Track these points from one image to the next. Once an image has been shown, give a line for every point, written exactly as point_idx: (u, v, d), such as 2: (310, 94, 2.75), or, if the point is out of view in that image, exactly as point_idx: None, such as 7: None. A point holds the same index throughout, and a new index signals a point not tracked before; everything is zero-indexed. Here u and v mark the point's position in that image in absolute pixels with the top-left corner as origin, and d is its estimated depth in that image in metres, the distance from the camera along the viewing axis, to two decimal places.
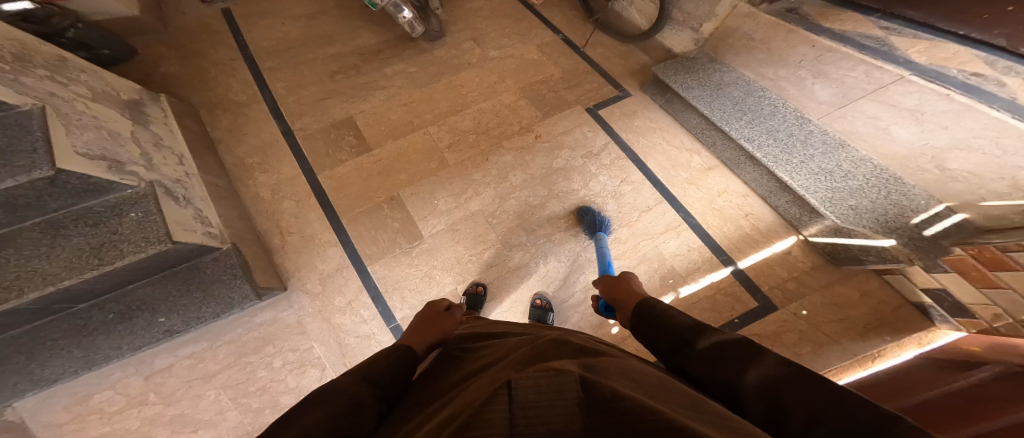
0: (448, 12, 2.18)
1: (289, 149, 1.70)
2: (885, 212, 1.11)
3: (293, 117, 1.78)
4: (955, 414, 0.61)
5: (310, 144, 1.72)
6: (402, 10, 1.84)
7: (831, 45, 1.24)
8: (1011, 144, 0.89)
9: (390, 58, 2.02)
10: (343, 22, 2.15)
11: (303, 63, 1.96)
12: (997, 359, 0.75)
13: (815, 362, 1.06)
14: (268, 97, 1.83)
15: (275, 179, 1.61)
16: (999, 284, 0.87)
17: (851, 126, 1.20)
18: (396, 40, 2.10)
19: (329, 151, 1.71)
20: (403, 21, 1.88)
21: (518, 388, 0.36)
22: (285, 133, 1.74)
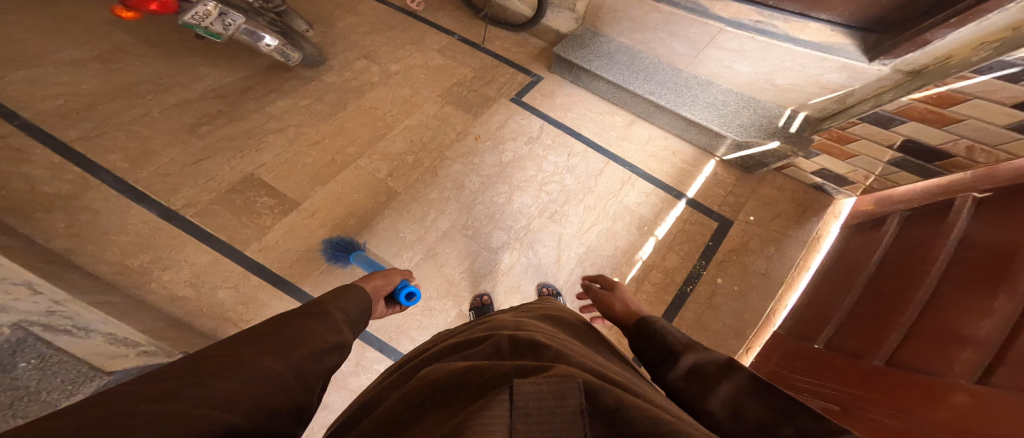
0: (321, 33, 2.00)
1: (186, 231, 1.37)
2: (762, 124, 1.44)
3: (167, 195, 1.42)
4: (909, 259, 1.00)
5: (214, 220, 1.41)
6: (263, 37, 1.60)
7: (671, 10, 1.44)
8: (803, 63, 1.33)
9: (269, 95, 1.76)
10: (176, 62, 1.76)
11: (143, 124, 1.54)
12: (891, 210, 1.22)
13: (781, 256, 1.33)
14: (108, 177, 1.40)
15: (190, 270, 1.31)
16: (853, 154, 1.32)
17: (708, 69, 1.52)
18: (268, 75, 1.83)
19: (244, 219, 1.44)
20: (268, 50, 1.64)
21: (520, 393, 0.33)
22: (168, 216, 1.38)
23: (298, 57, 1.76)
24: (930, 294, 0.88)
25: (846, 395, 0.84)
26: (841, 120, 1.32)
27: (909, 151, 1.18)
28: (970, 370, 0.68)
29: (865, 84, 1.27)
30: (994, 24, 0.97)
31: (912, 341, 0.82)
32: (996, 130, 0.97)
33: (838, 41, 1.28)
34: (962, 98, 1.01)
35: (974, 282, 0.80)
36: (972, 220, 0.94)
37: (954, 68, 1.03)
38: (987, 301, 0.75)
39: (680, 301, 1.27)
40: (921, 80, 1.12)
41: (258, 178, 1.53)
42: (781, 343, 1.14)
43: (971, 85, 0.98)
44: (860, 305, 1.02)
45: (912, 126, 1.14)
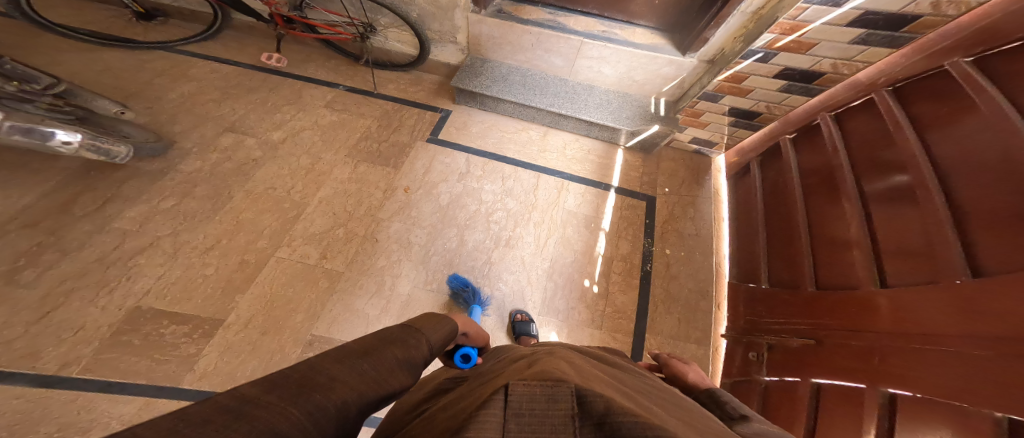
0: (157, 112, 1.65)
1: (88, 389, 1.07)
2: (642, 112, 1.68)
3: (29, 361, 1.08)
4: (781, 196, 1.33)
5: (118, 367, 1.11)
6: (54, 134, 1.21)
7: (539, 31, 1.54)
8: (642, 62, 1.56)
9: (107, 206, 1.38)
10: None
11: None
12: (748, 158, 1.58)
13: (698, 213, 1.63)
14: None
15: (121, 421, 1.05)
16: (706, 123, 1.65)
17: (584, 76, 1.69)
18: (93, 180, 1.41)
19: (158, 356, 1.15)
20: (65, 148, 1.24)
21: (515, 391, 0.35)
22: (49, 382, 1.06)
23: (126, 150, 1.39)
24: (806, 218, 1.20)
25: (807, 325, 1.06)
26: (686, 101, 1.61)
27: (736, 114, 1.54)
28: (866, 271, 0.96)
29: (688, 72, 1.57)
30: (735, 25, 1.34)
31: (818, 262, 1.11)
32: (774, 93, 1.38)
33: (658, 41, 1.55)
34: (744, 76, 1.38)
35: (828, 206, 1.13)
36: (799, 157, 1.31)
37: (730, 55, 1.38)
38: (841, 212, 1.08)
39: (646, 280, 1.46)
40: (717, 66, 1.45)
41: (151, 308, 1.22)
42: (738, 292, 1.38)
43: (744, 67, 1.35)
44: (768, 242, 1.33)
45: (729, 98, 1.49)
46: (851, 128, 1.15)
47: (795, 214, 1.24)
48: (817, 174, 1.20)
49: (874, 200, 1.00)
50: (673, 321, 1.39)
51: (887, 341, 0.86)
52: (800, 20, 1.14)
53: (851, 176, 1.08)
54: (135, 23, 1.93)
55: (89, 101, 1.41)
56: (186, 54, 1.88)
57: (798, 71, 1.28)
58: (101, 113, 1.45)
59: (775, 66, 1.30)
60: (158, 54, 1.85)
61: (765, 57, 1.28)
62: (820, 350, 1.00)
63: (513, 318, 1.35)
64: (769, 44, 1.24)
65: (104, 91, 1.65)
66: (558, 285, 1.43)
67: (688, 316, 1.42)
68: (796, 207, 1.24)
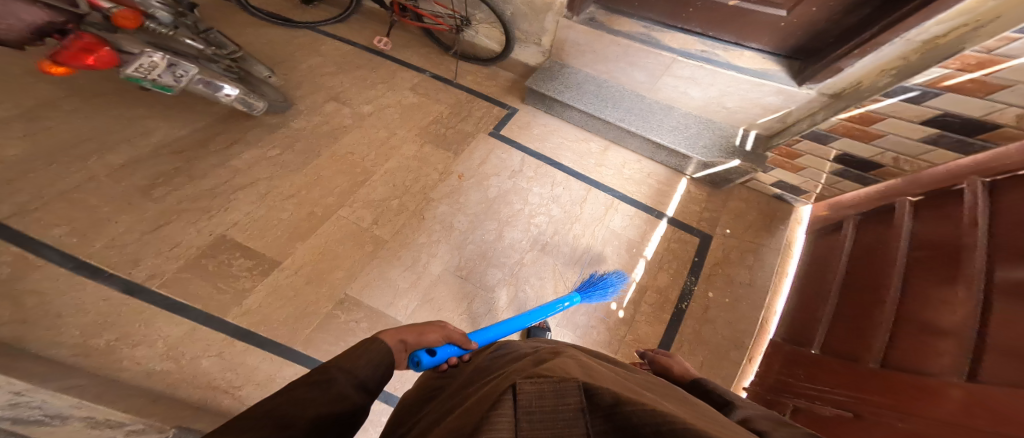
0: (285, 77, 1.94)
1: (155, 304, 1.26)
2: (723, 144, 1.55)
3: (127, 267, 1.31)
4: (871, 262, 1.12)
5: (186, 289, 1.31)
6: (223, 88, 1.49)
7: (629, 43, 1.51)
8: (746, 88, 1.44)
9: (233, 147, 1.66)
10: (119, 115, 1.62)
11: (88, 192, 1.40)
12: (843, 215, 1.37)
13: (761, 264, 1.45)
14: (56, 255, 1.26)
15: (164, 344, 1.20)
16: (802, 167, 1.46)
17: (666, 95, 1.61)
18: (226, 126, 1.72)
19: (220, 285, 1.35)
20: (228, 100, 1.53)
21: (522, 392, 0.32)
22: (131, 289, 1.27)
23: (262, 106, 1.67)
24: (898, 293, 0.99)
25: (851, 397, 0.91)
26: (786, 138, 1.46)
27: (848, 161, 1.33)
28: (954, 362, 0.77)
29: (800, 106, 1.40)
30: (889, 55, 1.12)
31: (895, 339, 0.93)
32: (913, 143, 1.14)
33: (770, 67, 1.41)
34: (879, 117, 1.17)
35: (931, 280, 0.92)
36: (913, 225, 1.07)
37: (867, 91, 1.19)
38: (948, 294, 0.86)
39: (677, 318, 1.34)
40: (844, 102, 1.27)
41: (231, 238, 1.45)
42: (778, 351, 1.24)
43: (883, 107, 1.15)
44: (839, 308, 1.13)
45: (844, 141, 1.30)
46: (1006, 202, 0.86)
47: (887, 283, 1.03)
48: (930, 246, 0.98)
49: (998, 286, 0.77)
50: (693, 363, 1.26)
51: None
52: (996, 54, 0.90)
53: (983, 255, 0.84)
54: (297, 7, 2.28)
55: (250, 66, 1.72)
56: (323, 34, 2.18)
57: (962, 119, 1.01)
58: (254, 73, 1.74)
59: (928, 109, 1.06)
60: (307, 33, 2.17)
61: (920, 97, 1.06)
62: (854, 426, 0.86)
63: (530, 324, 1.32)
64: (933, 82, 1.02)
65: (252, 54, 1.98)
66: (584, 301, 1.37)
67: (713, 361, 1.28)
68: (889, 277, 1.03)
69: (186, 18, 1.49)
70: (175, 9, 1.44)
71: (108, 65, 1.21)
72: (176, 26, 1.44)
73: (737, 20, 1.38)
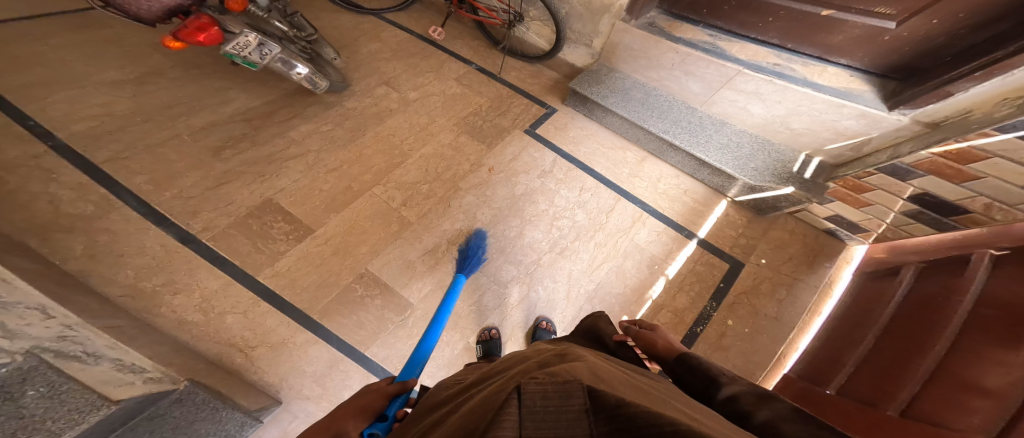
0: (347, 59, 2.06)
1: (201, 255, 1.39)
2: (776, 168, 1.43)
3: (186, 218, 1.45)
4: (921, 311, 0.97)
5: (230, 244, 1.44)
6: (295, 66, 1.61)
7: (688, 51, 1.43)
8: (820, 108, 1.32)
9: (292, 120, 1.80)
10: (200, 83, 1.80)
11: (168, 148, 1.58)
12: (906, 261, 1.19)
13: (795, 302, 1.33)
14: (132, 199, 1.42)
15: (200, 295, 1.32)
16: (867, 202, 1.31)
17: (723, 109, 1.53)
18: (296, 101, 1.86)
19: (259, 244, 1.46)
20: (299, 78, 1.65)
21: (527, 393, 0.34)
22: (185, 239, 1.41)
23: (325, 86, 1.77)
24: (947, 347, 0.85)
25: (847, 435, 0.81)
26: (858, 169, 1.32)
27: (925, 204, 1.16)
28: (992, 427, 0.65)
29: (883, 134, 1.26)
30: (1017, 81, 0.94)
31: (930, 394, 0.79)
32: (1016, 191, 0.94)
33: (857, 86, 1.28)
34: (984, 155, 0.99)
35: (993, 339, 0.77)
36: (987, 283, 0.89)
37: (974, 123, 1.01)
38: (1009, 354, 0.72)
39: (689, 341, 1.26)
40: (942, 133, 1.10)
41: (276, 202, 1.57)
42: (790, 386, 1.11)
43: (993, 142, 0.96)
44: (872, 354, 1.00)
45: (926, 179, 1.14)
46: None
47: (936, 336, 0.88)
48: (999, 302, 0.82)
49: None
50: None
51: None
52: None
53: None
54: None
55: (321, 48, 1.85)
56: (386, 21, 2.28)
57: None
58: (323, 55, 1.86)
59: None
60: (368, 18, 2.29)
61: None
62: None
63: (536, 325, 1.31)
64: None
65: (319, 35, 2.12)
66: (594, 311, 1.34)
67: None
68: (941, 329, 0.88)
69: (279, 3, 1.66)
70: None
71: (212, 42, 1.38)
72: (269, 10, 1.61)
73: (824, 33, 1.25)
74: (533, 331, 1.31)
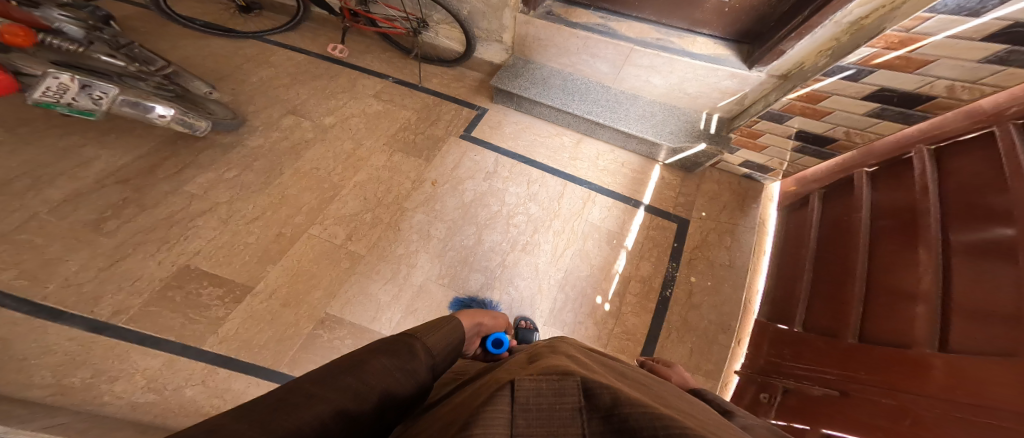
0: (232, 90, 1.85)
1: (127, 339, 1.21)
2: (688, 128, 1.56)
3: (88, 306, 1.24)
4: (839, 236, 1.17)
5: (157, 321, 1.26)
6: (154, 108, 1.37)
7: (587, 35, 1.48)
8: (701, 73, 1.44)
9: (184, 172, 1.58)
10: (54, 145, 1.50)
11: (32, 230, 1.31)
12: (810, 188, 1.41)
13: (738, 244, 1.47)
14: (7, 300, 1.19)
15: (144, 376, 1.16)
16: (764, 146, 1.49)
17: (632, 84, 1.60)
18: (180, 148, 1.63)
19: (191, 314, 1.29)
20: (163, 121, 1.40)
21: (520, 389, 0.35)
22: (97, 328, 1.21)
23: (204, 125, 1.54)
24: (867, 266, 1.04)
25: (838, 376, 0.93)
26: (745, 119, 1.47)
27: (805, 138, 1.37)
28: (927, 324, 0.83)
29: (753, 88, 1.43)
30: (823, 36, 1.18)
31: (871, 310, 0.97)
32: (859, 117, 1.19)
33: (722, 52, 1.43)
34: (824, 95, 1.21)
35: (896, 249, 0.98)
36: (874, 193, 1.14)
37: (810, 71, 1.23)
38: (912, 260, 0.92)
39: (663, 306, 1.35)
40: (791, 82, 1.30)
41: (197, 268, 1.38)
42: (765, 331, 1.24)
43: (825, 85, 1.19)
44: (814, 284, 1.18)
45: (799, 119, 1.33)
46: (955, 167, 0.94)
47: (855, 258, 1.08)
48: (891, 215, 1.05)
49: (957, 250, 0.84)
50: (683, 351, 1.26)
51: (929, 410, 0.72)
52: (914, 32, 0.94)
53: (936, 221, 0.91)
54: (236, 16, 2.17)
55: (186, 82, 1.63)
56: (273, 43, 2.08)
57: (898, 93, 1.08)
58: (194, 91, 1.63)
59: (866, 85, 1.11)
60: (251, 42, 2.07)
61: (857, 75, 1.11)
62: (841, 403, 0.88)
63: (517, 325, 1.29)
64: (864, 60, 1.07)
65: (202, 71, 1.88)
66: (568, 297, 1.37)
67: (702, 347, 1.28)
68: (859, 249, 1.08)
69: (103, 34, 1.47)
70: (86, 24, 1.44)
71: (6, 91, 1.07)
72: (90, 42, 1.41)
73: (690, 6, 1.39)
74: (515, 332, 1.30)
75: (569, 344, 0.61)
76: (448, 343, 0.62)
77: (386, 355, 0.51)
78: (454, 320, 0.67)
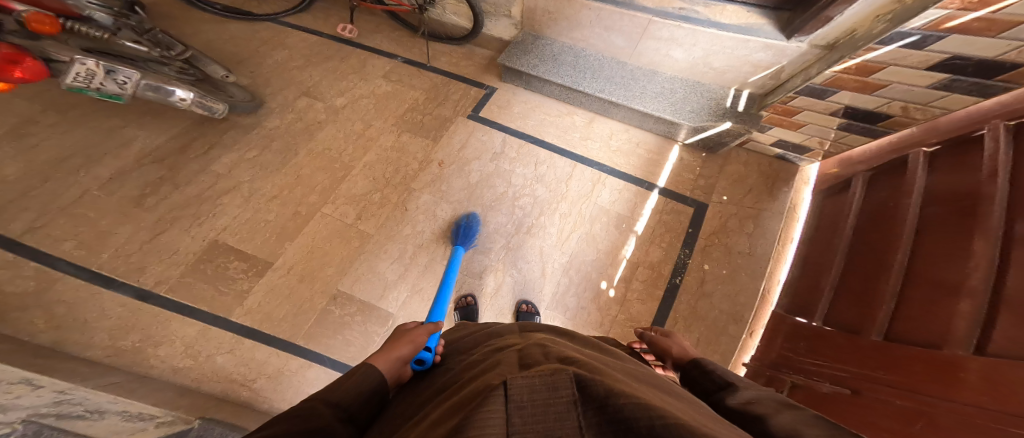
0: (251, 73, 1.95)
1: (164, 307, 1.31)
2: (712, 106, 1.44)
3: (135, 275, 1.36)
4: (880, 223, 1.05)
5: (192, 291, 1.36)
6: (175, 91, 1.47)
7: (600, 6, 1.38)
8: (730, 45, 1.31)
9: (212, 152, 1.67)
10: (97, 127, 1.63)
11: (85, 206, 1.45)
12: (852, 171, 1.27)
13: (762, 230, 1.36)
14: (69, 267, 1.33)
15: (182, 342, 1.27)
16: (801, 124, 1.35)
17: (651, 59, 1.48)
18: (208, 130, 1.72)
19: (220, 286, 1.38)
20: (184, 104, 1.50)
21: (513, 389, 0.35)
22: (143, 296, 1.32)
23: (221, 108, 1.63)
24: (909, 256, 0.92)
25: (853, 374, 0.84)
26: (780, 96, 1.33)
27: (853, 115, 1.22)
28: (968, 324, 0.72)
29: (791, 60, 1.28)
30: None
31: (905, 305, 0.86)
32: (921, 90, 1.03)
33: (755, 21, 1.28)
34: (879, 66, 1.06)
35: (945, 238, 0.86)
36: (929, 178, 0.99)
37: (860, 40, 1.08)
38: (963, 250, 0.80)
39: (671, 294, 1.28)
40: (837, 53, 1.15)
41: (224, 242, 1.47)
42: (780, 322, 1.15)
43: (881, 55, 1.03)
44: (843, 276, 1.06)
45: (845, 94, 1.19)
46: None
47: (895, 248, 0.96)
48: (944, 200, 0.91)
49: (1017, 240, 0.72)
50: (690, 341, 1.20)
51: (944, 417, 0.64)
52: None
53: (1000, 208, 0.77)
54: None
55: (206, 66, 1.72)
56: (286, 25, 2.16)
57: (973, 61, 0.91)
58: (212, 75, 1.74)
59: (934, 53, 0.95)
60: (266, 25, 2.16)
61: (922, 41, 0.95)
62: (855, 402, 0.80)
63: (518, 308, 1.30)
64: (933, 24, 0.90)
65: (222, 55, 2.01)
66: (573, 282, 1.34)
67: (710, 338, 1.21)
68: (901, 237, 0.96)
69: (129, 20, 1.58)
70: (115, 12, 1.55)
71: (38, 77, 1.15)
72: (118, 29, 1.53)
73: None
74: (517, 315, 1.30)
75: (563, 345, 0.59)
76: (360, 393, 0.60)
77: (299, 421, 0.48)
78: (360, 371, 0.64)
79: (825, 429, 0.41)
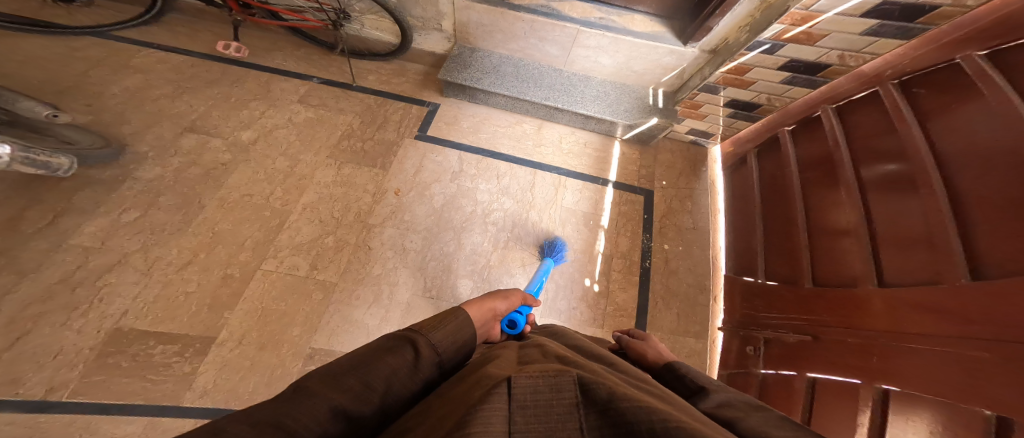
0: (93, 105, 1.50)
1: (82, 411, 1.03)
2: (640, 104, 1.61)
3: (8, 390, 1.02)
4: (777, 190, 1.32)
5: (111, 388, 1.07)
6: None
7: (534, 18, 1.41)
8: (644, 52, 1.47)
9: (60, 221, 1.26)
10: None
11: None
12: (744, 148, 1.55)
13: (696, 206, 1.62)
14: None
15: None
16: (702, 114, 1.59)
17: (582, 66, 1.58)
18: (39, 188, 1.28)
19: (150, 377, 1.10)
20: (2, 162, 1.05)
21: (517, 386, 0.39)
22: (39, 406, 1.02)
23: (67, 161, 1.24)
24: (805, 214, 1.20)
25: (806, 321, 1.09)
26: (686, 93, 1.55)
27: (736, 105, 1.48)
28: (861, 259, 0.99)
29: (689, 63, 1.49)
30: (742, 13, 1.26)
31: (817, 254, 1.13)
32: (777, 85, 1.33)
33: (659, 29, 1.45)
34: (748, 68, 1.32)
35: (823, 191, 1.14)
36: (797, 147, 1.28)
37: (733, 46, 1.32)
38: (837, 199, 1.09)
39: (645, 277, 1.46)
40: (720, 57, 1.39)
41: (133, 328, 1.15)
42: (735, 286, 1.40)
43: (749, 59, 1.29)
44: (767, 236, 1.33)
45: (730, 89, 1.43)
46: (853, 123, 1.10)
47: (794, 209, 1.23)
48: (814, 166, 1.20)
49: (870, 187, 1.00)
50: (671, 316, 1.42)
51: (882, 341, 0.88)
52: (813, 10, 1.06)
53: (850, 164, 1.07)
54: (53, 5, 1.74)
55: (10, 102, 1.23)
56: (122, 40, 1.69)
57: (803, 63, 1.22)
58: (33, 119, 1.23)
59: (780, 57, 1.23)
60: (92, 41, 1.66)
61: (772, 49, 1.22)
62: (815, 346, 1.03)
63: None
64: (777, 36, 1.17)
65: (32, 84, 1.49)
66: (560, 285, 1.40)
67: (687, 311, 1.44)
68: (796, 198, 1.23)
69: None
70: None
71: None
72: None
73: None
74: None
75: (550, 341, 0.66)
76: (455, 343, 0.55)
77: (387, 355, 0.46)
78: (462, 314, 0.59)
79: (790, 431, 0.46)
